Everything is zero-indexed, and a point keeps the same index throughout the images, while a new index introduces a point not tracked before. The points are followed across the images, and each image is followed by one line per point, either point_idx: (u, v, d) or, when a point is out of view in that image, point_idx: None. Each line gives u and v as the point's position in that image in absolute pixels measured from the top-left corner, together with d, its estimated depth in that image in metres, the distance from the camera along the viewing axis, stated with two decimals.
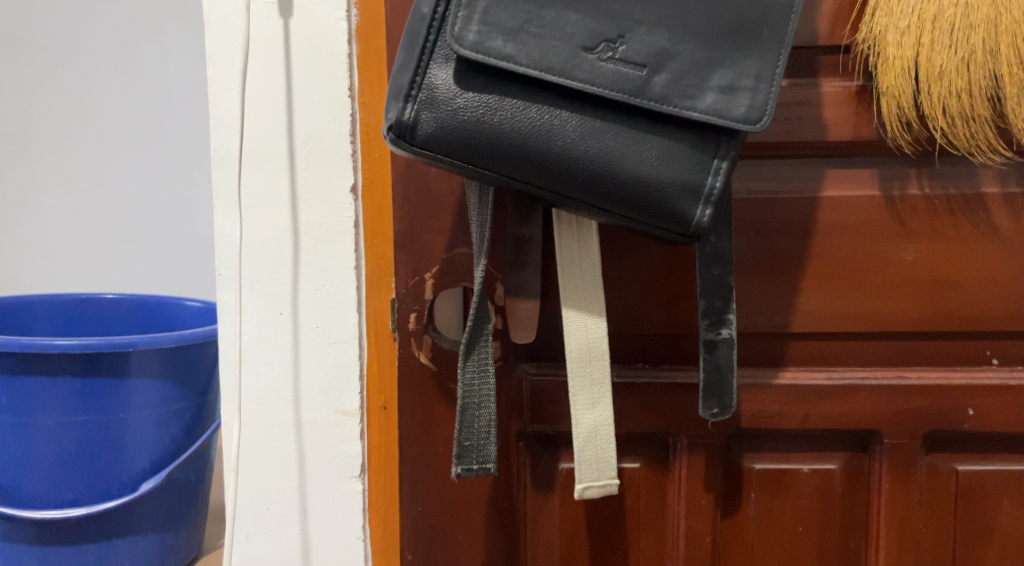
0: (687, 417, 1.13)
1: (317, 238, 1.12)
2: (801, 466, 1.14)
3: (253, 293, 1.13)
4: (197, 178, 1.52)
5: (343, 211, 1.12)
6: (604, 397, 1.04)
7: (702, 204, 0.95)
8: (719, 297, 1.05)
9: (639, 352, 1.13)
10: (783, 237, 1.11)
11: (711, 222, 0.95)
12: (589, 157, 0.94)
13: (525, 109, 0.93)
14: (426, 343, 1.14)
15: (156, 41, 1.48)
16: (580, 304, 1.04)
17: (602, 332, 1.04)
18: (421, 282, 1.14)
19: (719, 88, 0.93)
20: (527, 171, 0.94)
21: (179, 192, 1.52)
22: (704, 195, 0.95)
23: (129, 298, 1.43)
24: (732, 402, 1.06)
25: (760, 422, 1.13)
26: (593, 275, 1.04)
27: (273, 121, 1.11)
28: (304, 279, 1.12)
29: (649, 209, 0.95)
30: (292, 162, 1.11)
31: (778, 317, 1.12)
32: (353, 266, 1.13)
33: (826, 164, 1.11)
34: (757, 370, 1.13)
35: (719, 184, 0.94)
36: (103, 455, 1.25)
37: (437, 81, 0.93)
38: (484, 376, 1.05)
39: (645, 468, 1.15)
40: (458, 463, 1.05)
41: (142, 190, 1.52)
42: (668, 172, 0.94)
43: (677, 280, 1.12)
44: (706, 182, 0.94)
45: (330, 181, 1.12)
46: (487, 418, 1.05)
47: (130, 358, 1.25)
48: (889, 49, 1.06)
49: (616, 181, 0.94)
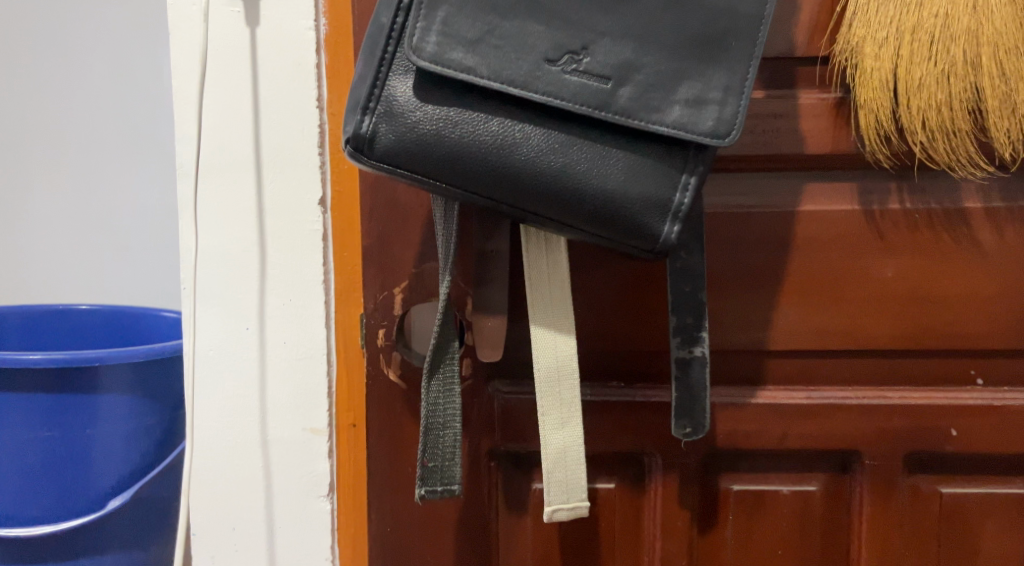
0: (661, 437, 1.10)
1: (286, 251, 1.10)
2: (780, 486, 1.11)
3: (218, 308, 1.11)
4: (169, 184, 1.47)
5: (311, 223, 1.10)
6: (574, 417, 1.01)
7: (669, 221, 0.90)
8: (690, 314, 1.00)
9: (613, 369, 1.10)
10: (760, 252, 1.08)
11: (679, 238, 0.91)
12: (552, 172, 0.90)
13: (486, 123, 0.89)
14: (396, 359, 1.12)
15: (145, 45, 1.44)
16: (549, 321, 1.00)
17: (571, 350, 1.00)
18: (390, 297, 1.12)
19: (686, 102, 0.89)
20: (488, 187, 0.90)
21: (160, 199, 1.48)
22: (672, 212, 0.90)
23: (105, 310, 1.41)
24: (705, 421, 1.02)
25: (737, 442, 1.10)
26: (562, 292, 1.00)
27: (239, 134, 1.09)
28: (270, 293, 1.10)
29: (616, 225, 0.91)
30: (258, 175, 1.09)
31: (754, 334, 1.09)
32: (322, 281, 1.11)
33: (805, 178, 1.08)
34: (733, 389, 1.10)
35: (687, 200, 0.90)
36: (69, 472, 1.22)
37: (396, 93, 0.89)
38: (450, 396, 1.01)
39: (619, 488, 1.12)
40: (422, 484, 1.00)
41: (122, 199, 1.48)
42: (634, 187, 0.90)
43: (651, 296, 1.09)
44: (674, 198, 0.90)
45: (297, 194, 1.10)
46: (453, 438, 1.01)
47: (99, 374, 1.23)
48: (866, 61, 1.02)
49: (580, 197, 0.90)
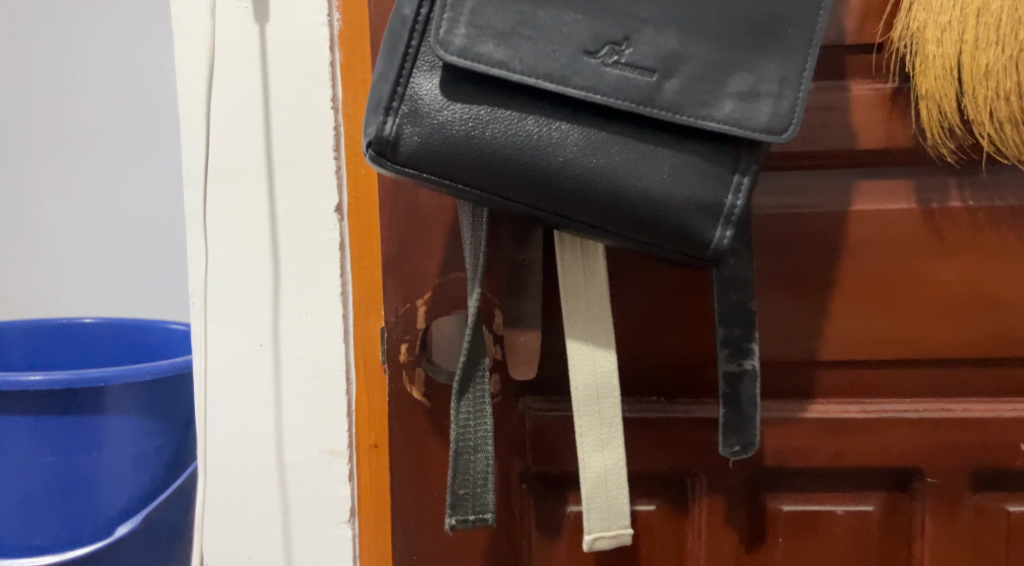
0: (705, 456, 1.03)
1: (300, 262, 1.03)
2: (833, 506, 1.04)
3: (229, 324, 1.04)
4: (173, 191, 1.41)
5: (328, 232, 1.03)
6: (615, 437, 0.94)
7: (721, 225, 0.83)
8: (738, 324, 0.93)
9: (652, 383, 1.03)
10: (810, 256, 1.00)
11: (731, 244, 0.83)
12: (593, 174, 0.82)
13: (519, 122, 0.82)
14: (420, 375, 1.05)
15: (145, 44, 1.37)
16: (587, 335, 0.93)
17: (611, 365, 0.93)
18: (413, 309, 1.05)
19: (738, 95, 0.82)
20: (523, 191, 0.83)
21: (163, 206, 1.41)
22: (723, 215, 0.83)
23: (110, 324, 1.34)
24: (755, 438, 0.95)
25: (786, 460, 1.03)
26: (600, 304, 0.92)
27: (249, 138, 1.02)
28: (284, 307, 1.03)
29: (662, 231, 0.83)
30: (270, 181, 1.02)
31: (804, 345, 1.01)
32: (339, 293, 1.04)
33: (857, 175, 1.00)
34: (783, 403, 1.03)
35: (740, 202, 0.83)
36: (75, 498, 1.15)
37: (421, 91, 0.82)
38: (480, 416, 0.94)
39: (660, 511, 1.05)
40: (453, 513, 0.93)
41: (129, 207, 1.41)
42: (682, 189, 0.82)
43: (692, 305, 1.01)
44: (726, 200, 0.83)
45: (312, 200, 1.02)
46: (485, 462, 0.94)
47: (104, 395, 1.15)
48: (928, 48, 0.95)
49: (623, 201, 0.82)
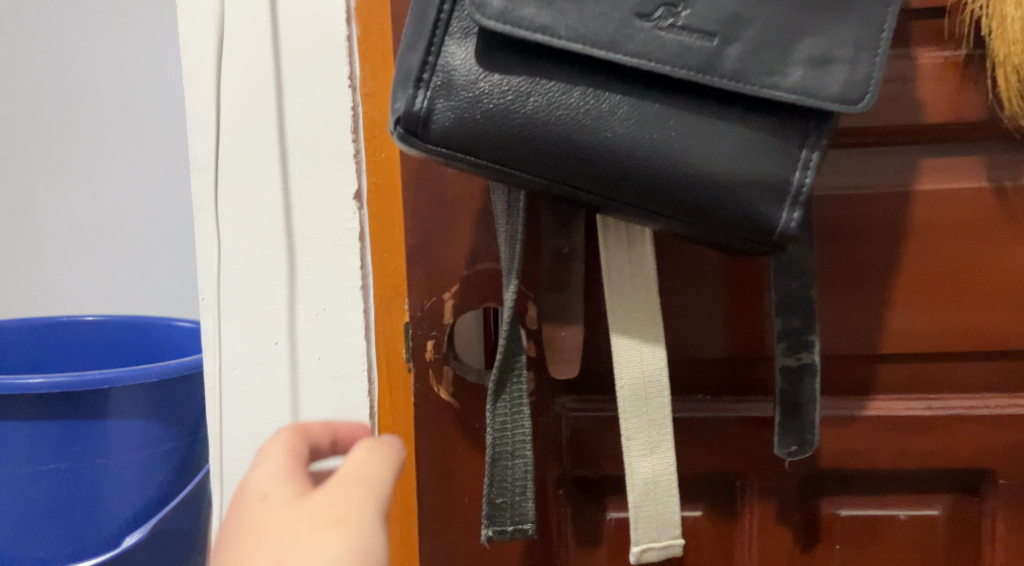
0: (756, 457, 0.95)
1: (317, 254, 0.96)
2: (896, 511, 0.96)
3: (242, 321, 0.97)
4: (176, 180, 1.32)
5: (347, 222, 0.96)
6: (664, 440, 0.86)
7: (788, 205, 0.75)
8: (798, 315, 0.85)
9: (698, 380, 0.96)
10: (870, 241, 0.93)
11: (799, 226, 0.76)
12: (645, 151, 0.74)
13: (564, 94, 0.74)
14: (447, 376, 0.96)
15: (143, 24, 1.29)
16: (633, 329, 0.85)
17: (660, 362, 0.85)
18: (439, 303, 0.96)
19: (808, 60, 0.74)
20: (569, 171, 0.75)
21: (166, 197, 1.33)
22: (791, 194, 0.75)
23: (114, 321, 1.26)
24: (813, 437, 0.86)
25: (845, 462, 0.95)
26: (647, 295, 0.85)
27: (260, 121, 0.94)
28: (301, 303, 0.97)
29: (723, 213, 0.75)
30: (284, 166, 0.95)
31: (864, 337, 0.94)
32: (360, 287, 0.97)
33: (922, 152, 0.92)
34: (842, 400, 0.95)
35: (809, 179, 0.75)
36: (79, 508, 1.08)
37: (454, 61, 0.74)
38: (518, 419, 0.86)
39: (708, 517, 0.97)
40: (489, 524, 0.86)
41: (134, 201, 1.33)
42: (745, 166, 0.75)
43: (740, 295, 0.94)
44: (793, 178, 0.75)
45: (328, 188, 0.95)
46: (523, 469, 0.87)
47: (109, 398, 1.08)
48: (1006, 10, 0.85)
49: (679, 180, 0.75)
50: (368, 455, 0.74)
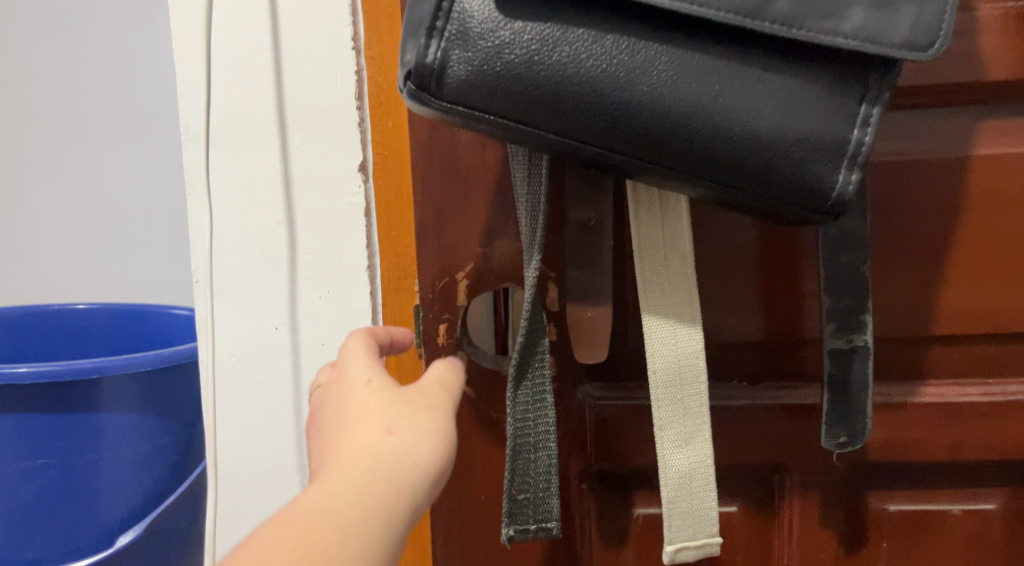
0: (797, 448, 0.88)
1: (319, 233, 0.90)
2: (948, 506, 0.89)
3: (239, 303, 0.91)
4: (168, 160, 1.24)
5: (352, 197, 0.89)
6: (701, 431, 0.79)
7: (845, 167, 0.68)
8: (850, 293, 0.78)
9: (734, 365, 0.88)
10: (924, 212, 0.85)
11: (857, 191, 0.69)
12: (686, 107, 0.67)
13: (595, 44, 0.66)
14: (462, 362, 0.89)
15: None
16: (667, 309, 0.78)
17: (697, 345, 0.78)
18: (452, 283, 0.88)
19: (870, 3, 0.67)
20: (600, 131, 0.67)
21: (157, 177, 1.25)
22: (848, 155, 0.68)
23: (106, 309, 1.19)
24: (865, 428, 0.79)
25: (894, 453, 0.88)
26: (683, 272, 0.78)
27: (257, 87, 0.88)
28: (302, 284, 0.90)
29: (771, 177, 0.68)
30: (283, 136, 0.89)
31: (917, 316, 0.86)
32: (366, 266, 0.90)
33: (981, 115, 0.84)
34: (892, 386, 0.88)
35: (869, 138, 0.68)
36: (70, 504, 1.00)
37: (472, 7, 0.66)
38: (541, 408, 0.79)
39: (743, 513, 0.89)
40: (510, 523, 0.79)
41: (126, 183, 1.25)
42: (796, 125, 0.67)
43: (781, 273, 0.87)
44: (851, 137, 0.68)
45: (331, 160, 0.89)
46: (547, 462, 0.79)
47: (99, 387, 1.00)
48: None
49: (724, 140, 0.67)
50: (450, 370, 0.77)
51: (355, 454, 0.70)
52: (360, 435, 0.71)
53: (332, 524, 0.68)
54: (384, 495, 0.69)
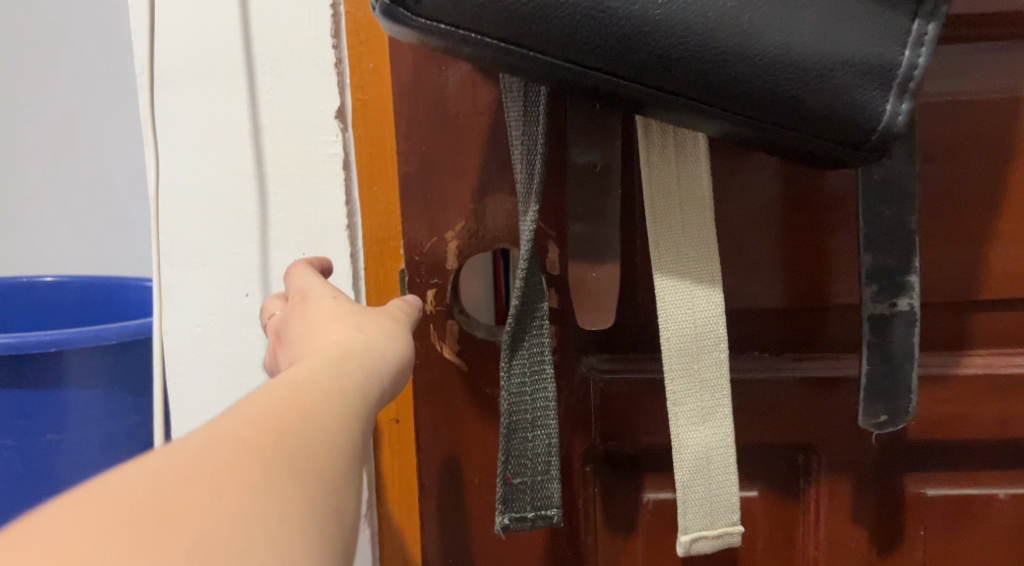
0: (826, 425, 0.80)
1: (293, 188, 0.79)
2: (994, 489, 0.80)
3: (206, 267, 0.81)
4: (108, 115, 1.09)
5: (329, 146, 0.79)
6: (721, 407, 0.69)
7: (891, 95, 0.60)
8: (894, 252, 0.69)
9: (757, 334, 0.79)
10: (972, 160, 0.75)
11: (905, 123, 0.60)
12: (705, 25, 0.58)
13: None
14: (452, 332, 0.79)
15: None
16: (682, 269, 0.68)
17: (717, 310, 0.68)
18: (441, 244, 0.79)
19: None
20: (607, 54, 0.59)
21: (95, 134, 1.09)
22: (897, 82, 0.60)
23: (77, 281, 1.04)
24: (908, 404, 0.70)
25: (934, 431, 0.79)
26: (702, 227, 0.68)
27: (222, 23, 0.78)
28: (275, 245, 0.80)
29: (804, 106, 0.60)
30: (251, 78, 0.78)
31: (962, 278, 0.77)
32: (346, 225, 0.80)
33: None
34: (933, 356, 0.79)
35: (921, 61, 0.59)
36: (26, 495, 0.88)
37: None
38: (539, 380, 0.69)
39: (764, 497, 0.81)
40: (503, 510, 0.69)
41: (60, 141, 1.09)
42: (834, 46, 0.59)
43: (810, 231, 0.77)
44: (898, 60, 0.59)
45: (305, 104, 0.78)
46: (546, 442, 0.70)
47: (61, 364, 0.88)
48: None
49: (749, 63, 0.59)
50: (410, 307, 0.73)
51: (327, 344, 0.65)
52: (328, 332, 0.66)
53: (311, 395, 0.60)
54: (359, 381, 0.63)
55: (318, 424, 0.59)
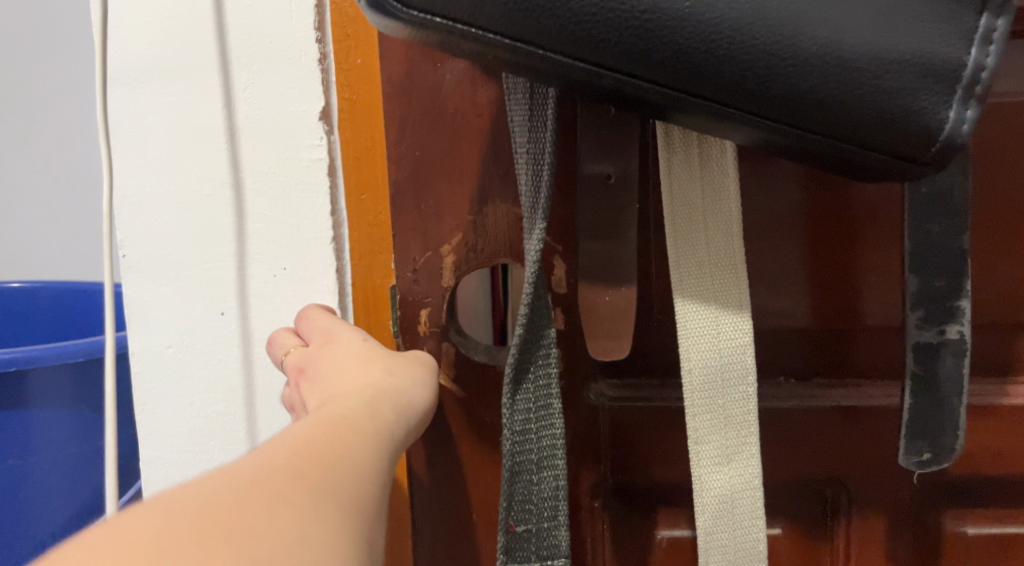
0: (860, 458, 0.72)
1: (273, 197, 0.72)
2: None
3: (176, 283, 0.74)
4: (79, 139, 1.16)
5: (312, 151, 0.71)
6: (748, 446, 0.62)
7: (952, 99, 0.53)
8: (942, 273, 0.62)
9: (784, 359, 0.72)
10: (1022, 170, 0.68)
11: (968, 131, 0.53)
12: (741, 21, 0.52)
13: None
14: (448, 355, 0.72)
15: None
16: (708, 291, 0.61)
17: (747, 338, 0.61)
18: (437, 258, 0.71)
19: None
20: (629, 52, 0.52)
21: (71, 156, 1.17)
22: (962, 85, 0.53)
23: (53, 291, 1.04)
24: (955, 443, 0.63)
25: (977, 464, 0.72)
26: (729, 244, 0.61)
27: (193, 15, 0.70)
28: (253, 259, 0.73)
29: (851, 113, 0.53)
30: (226, 75, 0.71)
31: (1009, 298, 0.70)
32: (331, 239, 0.72)
33: None
34: (977, 384, 0.71)
35: (988, 61, 0.52)
36: None
37: None
38: (546, 415, 0.62)
39: (790, 536, 0.73)
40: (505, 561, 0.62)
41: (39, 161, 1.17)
42: (887, 44, 0.52)
43: (844, 246, 0.70)
44: (962, 60, 0.52)
45: (286, 104, 0.71)
46: (554, 484, 0.63)
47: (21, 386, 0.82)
48: None
49: (790, 64, 0.52)
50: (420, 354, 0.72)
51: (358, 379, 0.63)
52: (357, 368, 0.64)
53: (346, 427, 0.58)
54: (388, 419, 0.61)
55: (354, 454, 0.56)
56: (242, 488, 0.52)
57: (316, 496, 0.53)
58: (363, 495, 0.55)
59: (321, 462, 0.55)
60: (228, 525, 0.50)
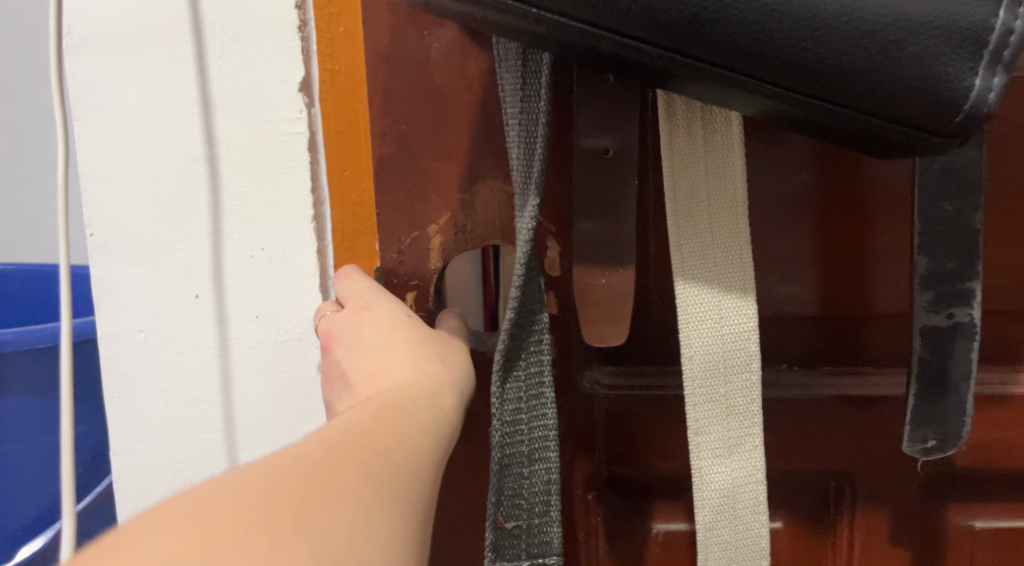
0: (867, 448, 0.69)
1: (249, 173, 0.68)
2: None
3: (146, 264, 0.70)
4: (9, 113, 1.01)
5: (291, 124, 0.67)
6: (749, 437, 0.58)
7: (978, 66, 0.49)
8: (954, 255, 0.58)
9: (788, 345, 0.69)
10: None
11: (995, 99, 0.50)
12: None
13: None
14: None
15: None
16: (708, 272, 0.58)
17: (748, 322, 0.57)
18: (424, 237, 0.67)
19: None
20: (628, 12, 0.49)
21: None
22: (990, 50, 0.49)
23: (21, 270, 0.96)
24: (962, 430, 0.59)
25: (988, 456, 0.69)
26: (732, 222, 0.58)
27: None
28: (229, 238, 0.69)
29: (866, 81, 0.50)
30: (198, 43, 0.67)
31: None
32: (311, 217, 0.68)
33: None
34: (991, 372, 0.68)
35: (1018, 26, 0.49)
36: None
37: None
38: (538, 405, 0.59)
39: (789, 530, 0.70)
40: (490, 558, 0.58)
41: None
42: (907, 6, 0.49)
43: (853, 226, 0.66)
44: (990, 23, 0.49)
45: (262, 75, 0.67)
46: (546, 478, 0.59)
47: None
48: None
49: (800, 28, 0.49)
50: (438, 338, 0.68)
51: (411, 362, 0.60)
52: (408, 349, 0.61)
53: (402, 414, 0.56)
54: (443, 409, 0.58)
55: (411, 446, 0.54)
56: (328, 483, 0.49)
57: (396, 498, 0.51)
58: (419, 495, 0.52)
59: (394, 450, 0.53)
60: (300, 508, 0.48)
